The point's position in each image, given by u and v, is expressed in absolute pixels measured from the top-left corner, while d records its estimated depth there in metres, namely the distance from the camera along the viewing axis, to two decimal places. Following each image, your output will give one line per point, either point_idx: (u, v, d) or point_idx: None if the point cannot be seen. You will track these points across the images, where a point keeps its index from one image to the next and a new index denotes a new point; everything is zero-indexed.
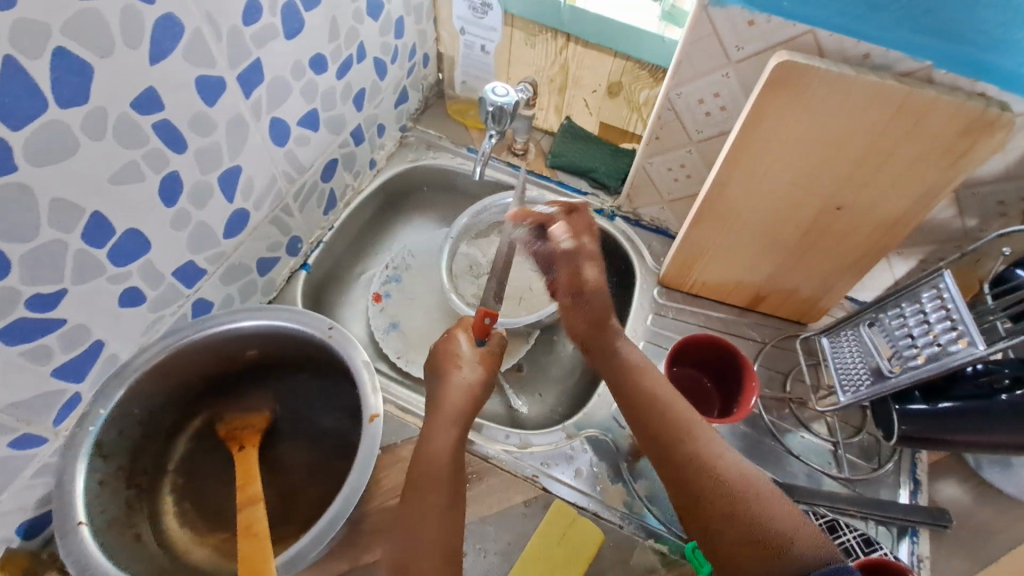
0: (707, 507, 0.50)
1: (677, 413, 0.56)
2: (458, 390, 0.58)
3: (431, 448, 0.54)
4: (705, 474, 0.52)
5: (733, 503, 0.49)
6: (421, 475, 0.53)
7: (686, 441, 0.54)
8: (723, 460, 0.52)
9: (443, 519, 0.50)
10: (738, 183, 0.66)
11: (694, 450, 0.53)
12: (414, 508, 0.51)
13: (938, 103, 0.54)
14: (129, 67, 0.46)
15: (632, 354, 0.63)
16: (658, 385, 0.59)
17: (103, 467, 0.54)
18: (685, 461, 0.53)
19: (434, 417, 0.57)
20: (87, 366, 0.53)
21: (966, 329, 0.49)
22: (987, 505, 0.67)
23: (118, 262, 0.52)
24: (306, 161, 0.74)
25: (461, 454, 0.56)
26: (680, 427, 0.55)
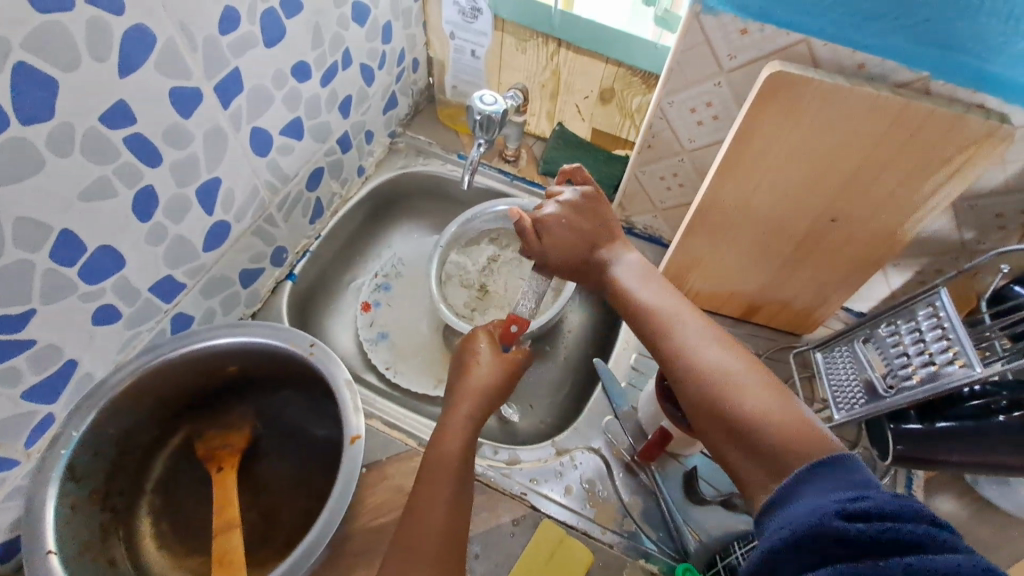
0: (722, 431, 0.44)
1: (683, 333, 0.50)
2: (559, 241, 0.59)
3: (443, 441, 0.54)
4: (716, 390, 0.45)
5: (746, 417, 0.43)
6: (432, 469, 0.52)
7: (693, 362, 0.47)
8: (739, 373, 0.46)
9: (451, 505, 0.50)
10: (731, 194, 0.64)
11: (706, 367, 0.47)
12: (420, 503, 0.50)
13: (935, 115, 0.53)
14: (97, 80, 0.45)
15: (630, 279, 0.57)
16: (659, 304, 0.53)
17: (76, 491, 0.52)
18: (693, 382, 0.46)
19: (456, 403, 0.57)
20: (59, 387, 0.51)
21: (963, 350, 0.48)
22: (984, 523, 0.66)
23: (90, 280, 0.51)
24: (290, 170, 0.72)
25: (472, 442, 0.55)
26: (685, 349, 0.48)
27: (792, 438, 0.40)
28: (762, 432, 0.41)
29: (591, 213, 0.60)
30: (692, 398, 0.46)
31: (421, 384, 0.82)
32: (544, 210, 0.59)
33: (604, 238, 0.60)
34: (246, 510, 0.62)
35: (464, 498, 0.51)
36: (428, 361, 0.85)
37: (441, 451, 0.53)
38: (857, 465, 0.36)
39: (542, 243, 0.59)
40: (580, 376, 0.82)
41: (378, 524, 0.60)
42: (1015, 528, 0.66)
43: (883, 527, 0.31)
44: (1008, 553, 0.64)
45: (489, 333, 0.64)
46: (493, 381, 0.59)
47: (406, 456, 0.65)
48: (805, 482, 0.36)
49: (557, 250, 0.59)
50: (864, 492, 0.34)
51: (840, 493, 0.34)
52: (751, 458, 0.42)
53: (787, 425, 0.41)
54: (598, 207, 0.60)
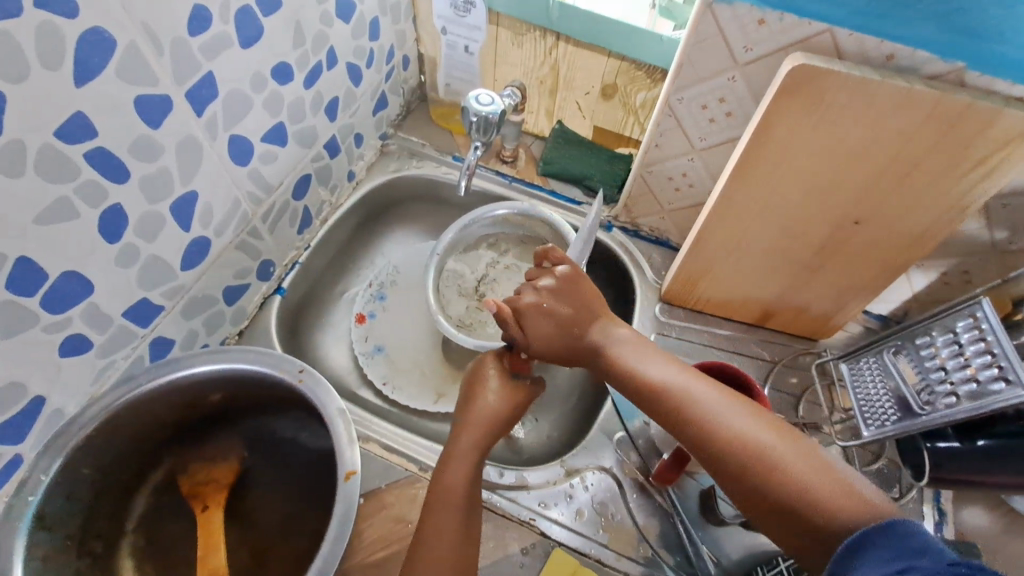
0: (764, 514, 0.40)
1: (693, 406, 0.45)
2: (541, 331, 0.55)
3: (447, 473, 0.50)
4: (756, 473, 0.40)
5: (792, 493, 0.39)
6: (437, 504, 0.48)
7: (715, 429, 0.43)
8: (770, 438, 0.42)
9: (457, 542, 0.46)
10: (747, 197, 0.60)
11: (726, 443, 0.42)
12: (427, 541, 0.46)
13: (973, 108, 0.48)
14: (50, 93, 0.40)
15: (627, 354, 0.51)
16: (662, 376, 0.48)
17: (47, 540, 0.48)
18: (721, 457, 0.42)
19: (460, 432, 0.53)
20: (26, 427, 0.47)
21: (1009, 367, 0.44)
22: (1017, 535, 0.62)
23: (54, 310, 0.46)
24: (275, 180, 0.67)
25: (478, 474, 0.51)
26: (705, 423, 0.44)
27: (841, 508, 0.37)
28: (813, 507, 0.38)
29: (574, 296, 0.56)
30: (723, 477, 0.42)
31: (419, 400, 0.78)
32: (522, 296, 0.58)
33: (588, 319, 0.55)
34: (236, 548, 0.58)
35: (471, 535, 0.47)
36: (427, 374, 0.81)
37: (447, 483, 0.49)
38: (913, 529, 0.33)
39: (523, 333, 0.56)
40: (587, 388, 0.78)
41: (377, 559, 0.56)
42: None
43: None
44: None
45: (499, 359, 0.59)
46: (500, 403, 0.55)
47: (406, 483, 0.62)
48: (851, 553, 0.34)
49: (539, 342, 0.55)
50: (918, 563, 0.31)
51: (891, 566, 0.32)
52: (805, 535, 0.38)
53: (830, 494, 0.38)
54: (578, 288, 0.57)
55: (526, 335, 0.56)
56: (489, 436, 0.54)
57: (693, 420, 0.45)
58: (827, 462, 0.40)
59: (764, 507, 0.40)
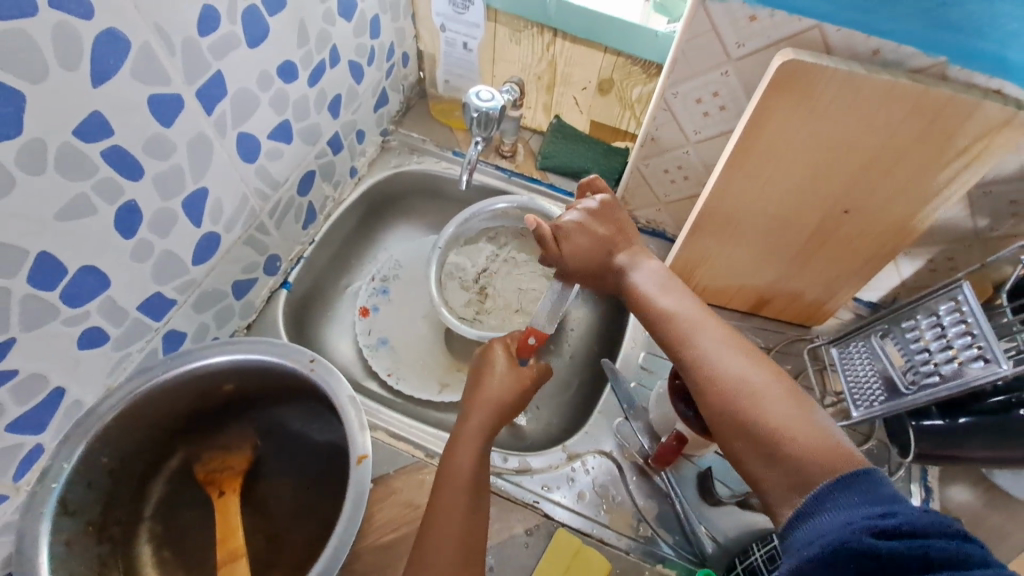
0: (735, 435, 0.43)
1: (698, 335, 0.48)
2: (580, 249, 0.58)
3: (457, 458, 0.51)
4: (733, 401, 0.43)
5: (763, 421, 0.41)
6: (449, 488, 0.49)
7: (714, 369, 0.45)
8: (763, 382, 0.44)
9: (467, 525, 0.48)
10: (740, 187, 0.62)
11: (725, 379, 0.45)
12: (440, 522, 0.47)
13: (956, 101, 0.50)
14: (70, 92, 0.42)
15: (651, 284, 0.55)
16: (681, 308, 0.51)
17: (70, 525, 0.50)
18: (714, 391, 0.45)
19: (468, 412, 0.55)
20: (48, 416, 0.49)
21: (988, 347, 0.47)
22: (999, 510, 0.65)
23: (73, 303, 0.48)
24: (281, 176, 0.69)
25: (485, 457, 0.53)
26: (703, 358, 0.47)
27: (806, 440, 0.40)
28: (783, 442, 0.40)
29: (611, 219, 0.60)
30: (711, 405, 0.45)
31: (424, 391, 0.80)
32: (558, 220, 0.59)
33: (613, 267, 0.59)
34: (251, 532, 0.60)
35: (481, 518, 0.49)
36: (431, 365, 0.83)
37: (458, 467, 0.51)
38: (885, 480, 0.35)
39: (559, 253, 0.58)
40: (587, 376, 0.81)
41: (388, 541, 0.58)
42: None
43: (917, 544, 0.30)
44: None
45: (505, 343, 0.61)
46: (511, 388, 0.57)
47: (414, 469, 0.64)
48: (830, 497, 0.35)
49: (576, 258, 0.58)
50: (896, 507, 0.32)
51: (869, 508, 0.33)
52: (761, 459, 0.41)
53: (800, 426, 0.41)
54: (613, 213, 0.61)
55: (563, 248, 0.58)
56: (496, 419, 0.55)
57: (694, 347, 0.48)
58: (796, 398, 0.43)
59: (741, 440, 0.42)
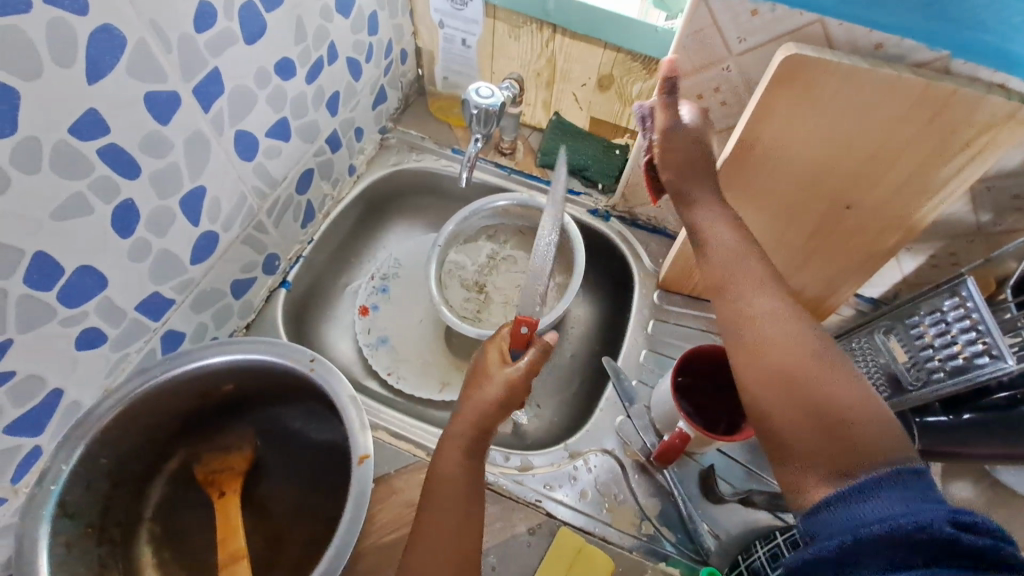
0: (793, 413, 0.43)
1: (769, 321, 0.48)
2: (668, 140, 0.60)
3: (447, 464, 0.51)
4: (786, 374, 0.44)
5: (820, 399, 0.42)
6: (441, 495, 0.50)
7: (765, 340, 0.47)
8: (813, 356, 0.45)
9: (457, 534, 0.47)
10: (741, 184, 0.62)
11: (777, 350, 0.46)
12: (432, 531, 0.48)
13: (959, 94, 0.50)
14: (65, 90, 0.41)
15: (726, 269, 0.53)
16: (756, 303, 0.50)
17: (69, 527, 0.50)
18: (766, 359, 0.46)
19: (459, 415, 0.54)
20: (46, 418, 0.49)
21: (994, 343, 0.47)
22: (1002, 507, 0.65)
23: (70, 303, 0.47)
24: (279, 174, 0.68)
25: (475, 463, 0.52)
26: (757, 327, 0.48)
27: (866, 420, 0.40)
28: (836, 419, 0.41)
29: (701, 126, 0.60)
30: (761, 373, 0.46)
31: (424, 390, 0.80)
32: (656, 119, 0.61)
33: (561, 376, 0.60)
34: (251, 534, 0.60)
35: (475, 527, 0.49)
36: (431, 364, 0.83)
37: (447, 474, 0.51)
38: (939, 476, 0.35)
39: (658, 135, 0.60)
40: (587, 375, 0.80)
41: (389, 541, 0.58)
42: None
43: (993, 542, 0.31)
44: None
45: (499, 346, 0.59)
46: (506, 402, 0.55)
47: (415, 468, 0.63)
48: (894, 480, 0.34)
49: (668, 149, 0.59)
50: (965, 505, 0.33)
51: (943, 500, 0.32)
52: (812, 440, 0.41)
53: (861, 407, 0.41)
54: (706, 124, 0.61)
55: (665, 149, 0.60)
56: (484, 424, 0.53)
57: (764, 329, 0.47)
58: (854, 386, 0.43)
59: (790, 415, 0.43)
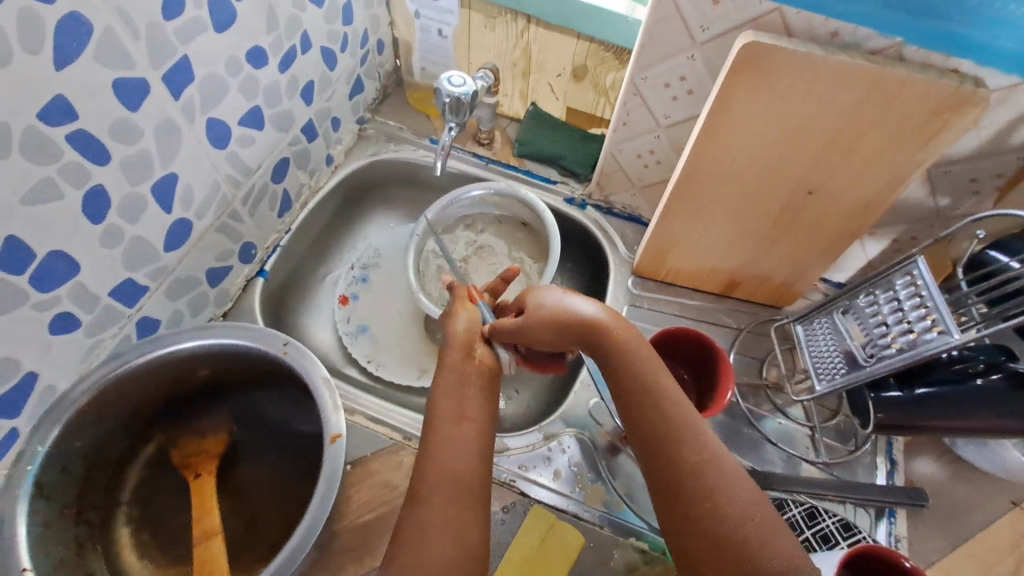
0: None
1: (713, 460, 0.42)
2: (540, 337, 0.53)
3: (443, 407, 0.47)
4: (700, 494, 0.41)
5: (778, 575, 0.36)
6: (437, 433, 0.45)
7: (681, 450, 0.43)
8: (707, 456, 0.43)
9: (456, 476, 0.43)
10: (707, 170, 0.63)
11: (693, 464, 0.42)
12: (427, 470, 0.43)
13: (911, 80, 0.52)
14: (33, 77, 0.42)
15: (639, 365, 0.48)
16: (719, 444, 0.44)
17: (46, 508, 0.50)
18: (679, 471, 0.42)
19: (447, 353, 0.53)
20: (21, 401, 0.49)
21: (939, 317, 0.48)
22: (962, 482, 0.68)
23: (42, 288, 0.48)
24: (253, 163, 0.69)
25: (467, 399, 0.48)
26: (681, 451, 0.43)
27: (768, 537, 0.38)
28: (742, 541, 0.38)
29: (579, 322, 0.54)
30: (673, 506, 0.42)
31: (403, 376, 0.81)
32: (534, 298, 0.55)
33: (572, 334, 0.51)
34: (229, 516, 0.61)
35: (474, 462, 0.44)
36: (410, 351, 0.84)
37: (442, 412, 0.47)
38: None
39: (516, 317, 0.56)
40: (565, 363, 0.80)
41: (366, 520, 0.59)
42: (993, 485, 0.68)
43: None
44: (987, 513, 0.66)
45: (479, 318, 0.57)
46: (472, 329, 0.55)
47: (392, 451, 0.64)
48: None
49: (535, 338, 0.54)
50: None
51: None
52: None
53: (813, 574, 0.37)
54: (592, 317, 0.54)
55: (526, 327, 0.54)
56: (472, 354, 0.53)
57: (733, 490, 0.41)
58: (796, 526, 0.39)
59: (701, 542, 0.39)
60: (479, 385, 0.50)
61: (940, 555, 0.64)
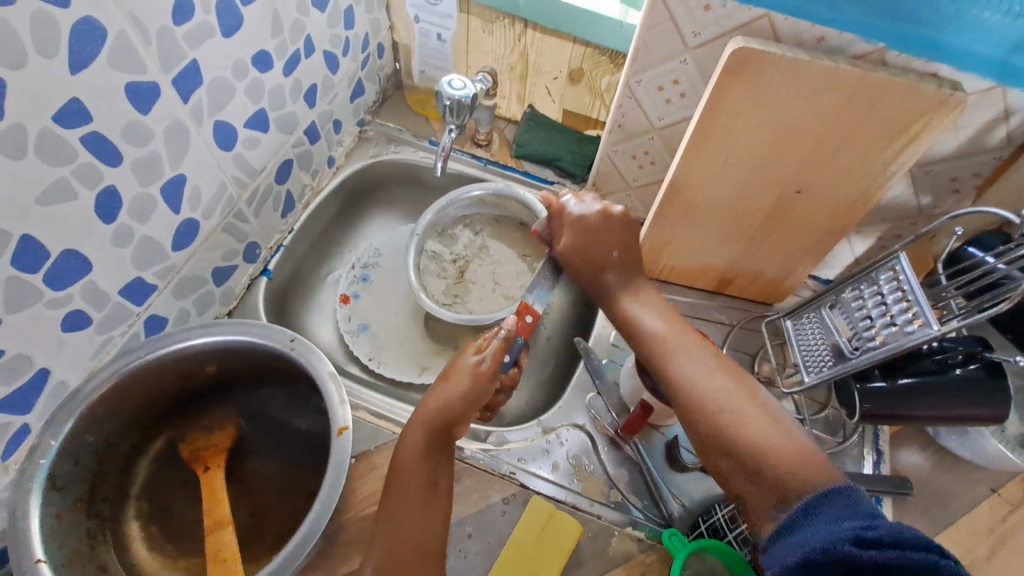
0: (733, 462, 0.46)
1: (728, 393, 0.49)
2: (572, 242, 0.62)
3: (399, 487, 0.50)
4: (713, 408, 0.49)
5: (746, 439, 0.46)
6: (402, 502, 0.49)
7: (692, 380, 0.51)
8: (724, 382, 0.50)
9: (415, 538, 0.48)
10: (699, 171, 0.65)
11: (706, 388, 0.50)
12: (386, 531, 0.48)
13: (892, 84, 0.54)
14: (49, 80, 0.43)
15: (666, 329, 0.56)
16: (665, 330, 0.56)
17: (60, 498, 0.51)
18: (693, 399, 0.50)
19: (410, 427, 0.54)
20: (33, 396, 0.50)
21: (920, 310, 0.50)
22: (944, 471, 0.71)
23: (57, 286, 0.49)
24: (258, 164, 0.71)
25: (436, 476, 0.52)
26: (689, 376, 0.51)
27: (773, 443, 0.45)
28: (758, 451, 0.44)
29: (620, 232, 0.63)
30: (695, 417, 0.50)
31: (404, 373, 0.83)
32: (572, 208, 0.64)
33: (615, 262, 0.62)
34: (237, 509, 0.62)
35: (430, 533, 0.48)
36: (411, 349, 0.85)
37: (409, 471, 0.51)
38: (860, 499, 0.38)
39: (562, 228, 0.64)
40: (563, 359, 0.82)
41: (371, 512, 0.61)
42: (973, 473, 0.71)
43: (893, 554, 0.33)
44: (968, 500, 0.69)
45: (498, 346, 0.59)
46: (468, 394, 0.55)
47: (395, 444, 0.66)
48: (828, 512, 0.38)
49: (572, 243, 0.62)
50: (878, 520, 0.35)
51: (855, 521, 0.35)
52: (753, 476, 0.44)
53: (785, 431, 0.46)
54: (629, 231, 0.63)
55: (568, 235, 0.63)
56: (449, 421, 0.54)
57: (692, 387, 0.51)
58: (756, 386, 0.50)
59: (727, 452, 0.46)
60: (446, 453, 0.53)
61: None
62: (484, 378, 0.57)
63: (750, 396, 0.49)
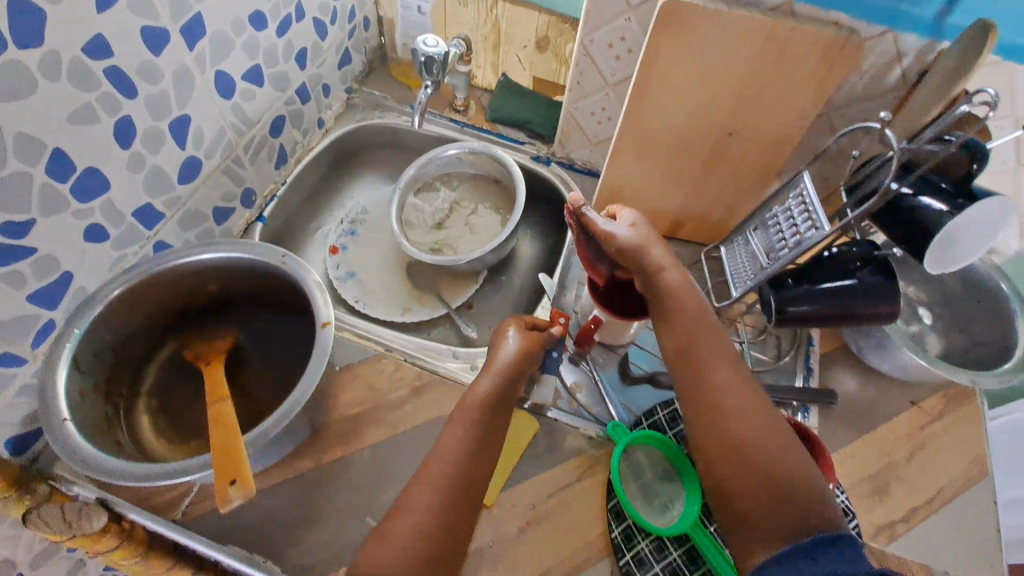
0: (751, 490, 0.46)
1: (760, 424, 0.49)
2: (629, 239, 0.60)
3: (461, 420, 0.52)
4: (744, 439, 0.48)
5: (775, 474, 0.46)
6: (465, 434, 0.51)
7: (725, 408, 0.50)
8: (756, 415, 0.50)
9: (462, 473, 0.48)
10: (644, 117, 0.74)
11: (739, 417, 0.49)
12: (435, 465, 0.48)
13: (799, 31, 0.62)
14: (78, 15, 0.52)
15: (712, 343, 0.55)
16: (711, 344, 0.54)
17: (82, 380, 0.59)
18: (723, 422, 0.50)
19: (482, 372, 0.57)
20: (58, 295, 0.59)
21: (817, 217, 0.59)
22: (868, 387, 0.80)
23: (81, 198, 0.58)
24: (254, 115, 0.79)
25: (499, 424, 0.54)
26: (724, 398, 0.51)
27: (795, 486, 0.46)
28: (780, 490, 0.45)
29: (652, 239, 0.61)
30: (724, 438, 0.49)
31: (387, 312, 0.91)
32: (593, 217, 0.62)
33: (656, 250, 0.59)
34: None
35: (478, 472, 0.49)
36: (394, 292, 0.93)
37: (471, 411, 0.53)
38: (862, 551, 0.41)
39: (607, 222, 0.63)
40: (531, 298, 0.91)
41: (353, 412, 0.69)
42: (894, 388, 0.80)
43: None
44: (890, 411, 0.78)
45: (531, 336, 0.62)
46: (526, 350, 0.60)
47: (376, 359, 0.74)
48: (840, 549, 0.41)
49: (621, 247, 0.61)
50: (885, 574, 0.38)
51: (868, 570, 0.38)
52: (770, 511, 0.45)
53: (808, 487, 0.46)
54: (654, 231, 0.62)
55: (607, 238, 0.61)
56: (512, 378, 0.58)
57: (726, 411, 0.50)
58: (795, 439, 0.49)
59: (747, 478, 0.47)
60: (505, 407, 0.56)
61: (844, 443, 0.75)
62: (529, 352, 0.61)
63: (785, 437, 0.49)
